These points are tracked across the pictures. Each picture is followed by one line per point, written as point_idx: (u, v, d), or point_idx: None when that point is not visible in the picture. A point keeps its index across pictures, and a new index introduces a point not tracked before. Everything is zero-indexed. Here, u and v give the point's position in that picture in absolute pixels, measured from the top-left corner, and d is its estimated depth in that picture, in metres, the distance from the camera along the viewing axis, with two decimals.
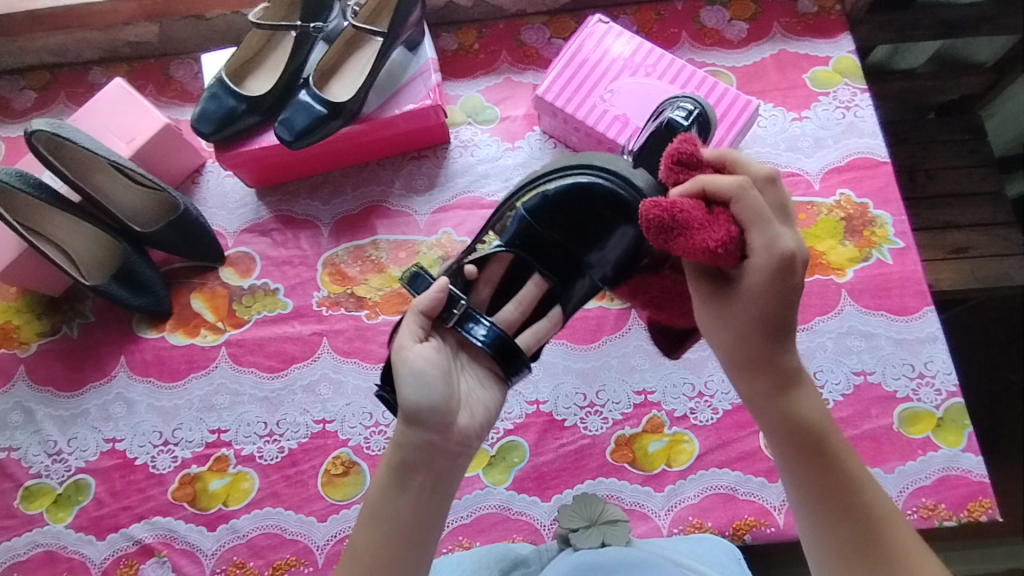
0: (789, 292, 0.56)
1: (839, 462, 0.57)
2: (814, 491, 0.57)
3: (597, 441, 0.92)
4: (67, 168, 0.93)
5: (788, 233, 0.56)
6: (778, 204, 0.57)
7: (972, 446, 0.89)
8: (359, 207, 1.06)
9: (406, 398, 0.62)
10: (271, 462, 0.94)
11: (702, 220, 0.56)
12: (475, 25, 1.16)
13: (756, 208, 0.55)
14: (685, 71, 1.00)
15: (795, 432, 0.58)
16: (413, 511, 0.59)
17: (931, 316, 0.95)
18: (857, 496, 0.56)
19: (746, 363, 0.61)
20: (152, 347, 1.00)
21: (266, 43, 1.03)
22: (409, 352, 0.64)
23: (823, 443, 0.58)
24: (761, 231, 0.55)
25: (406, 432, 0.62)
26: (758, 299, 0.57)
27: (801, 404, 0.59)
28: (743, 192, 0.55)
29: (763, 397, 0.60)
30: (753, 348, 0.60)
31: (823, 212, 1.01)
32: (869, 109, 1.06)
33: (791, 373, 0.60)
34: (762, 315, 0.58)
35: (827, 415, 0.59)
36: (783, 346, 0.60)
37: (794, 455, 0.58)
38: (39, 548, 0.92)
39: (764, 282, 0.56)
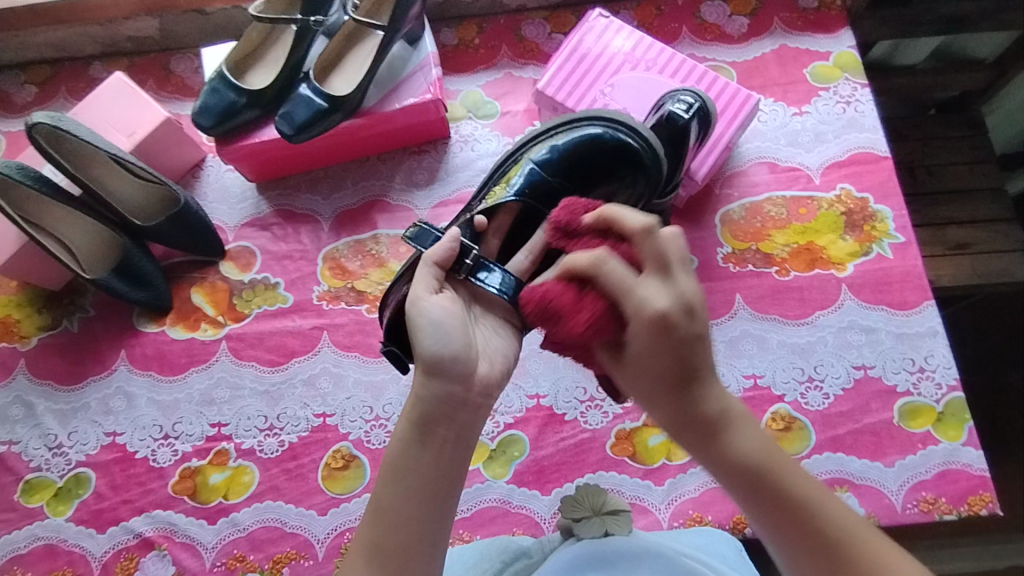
0: (687, 337, 0.53)
1: (791, 490, 0.51)
2: (777, 528, 0.51)
3: (597, 435, 0.92)
4: (68, 161, 0.93)
5: (664, 290, 0.54)
6: (658, 259, 0.55)
7: (972, 440, 0.89)
8: (359, 201, 1.06)
9: (425, 348, 0.60)
10: (271, 456, 0.94)
11: (570, 305, 0.58)
12: (476, 20, 1.16)
13: (617, 279, 0.55)
14: (686, 65, 1.00)
15: (737, 474, 0.52)
16: (440, 463, 0.57)
17: (932, 311, 0.95)
18: (819, 523, 0.49)
19: (671, 420, 0.54)
20: (152, 341, 1.00)
21: (266, 37, 1.03)
22: (424, 300, 0.62)
23: (769, 475, 0.51)
24: (627, 303, 0.54)
25: (426, 383, 0.59)
26: (648, 356, 0.54)
27: (736, 442, 0.52)
28: (603, 264, 0.56)
29: (696, 451, 0.54)
30: (667, 401, 0.54)
31: (824, 207, 1.01)
32: (870, 104, 1.06)
33: (722, 408, 0.53)
34: (663, 372, 0.53)
35: (767, 441, 0.53)
36: (703, 386, 0.53)
37: (743, 496, 0.52)
38: (39, 541, 0.92)
39: (646, 344, 0.53)
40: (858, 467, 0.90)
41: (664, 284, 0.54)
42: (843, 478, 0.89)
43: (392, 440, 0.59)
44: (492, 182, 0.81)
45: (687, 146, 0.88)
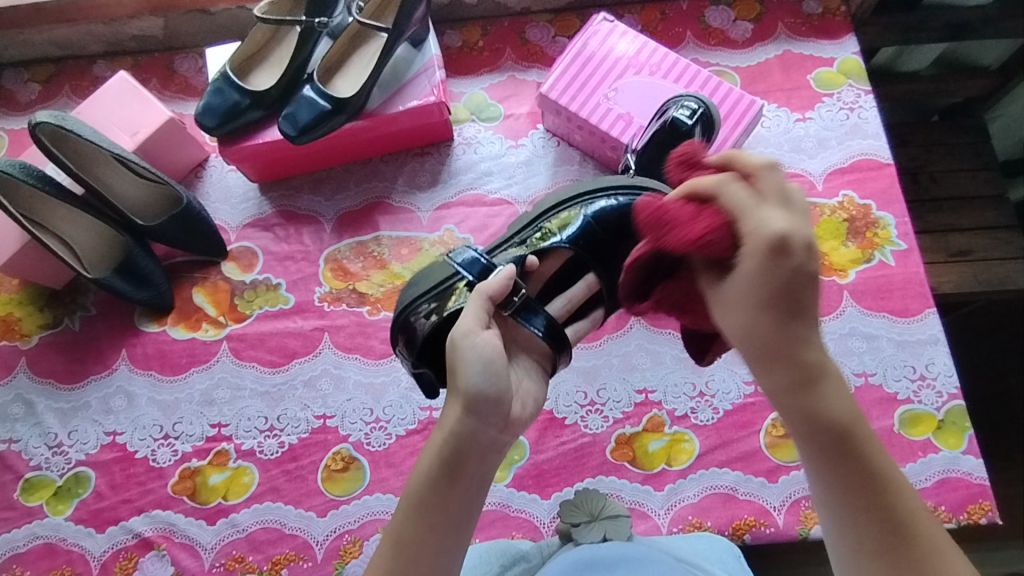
0: (804, 270, 0.49)
1: (870, 461, 0.49)
2: (842, 496, 0.49)
3: (598, 440, 0.92)
4: (72, 160, 0.93)
5: (786, 216, 0.50)
6: (778, 187, 0.52)
7: (972, 448, 0.89)
8: (361, 203, 1.06)
9: (469, 386, 0.58)
10: (271, 457, 0.94)
11: (687, 216, 0.55)
12: (480, 22, 1.16)
13: (734, 203, 0.52)
14: (690, 70, 1.00)
15: (822, 430, 0.50)
16: (465, 503, 0.56)
17: (933, 318, 0.95)
18: (887, 501, 0.48)
19: (763, 355, 0.51)
20: (153, 340, 1.00)
21: (271, 37, 1.03)
22: (474, 337, 0.59)
23: (856, 440, 0.49)
24: (749, 220, 0.51)
25: (465, 421, 0.57)
26: (758, 283, 0.50)
27: (833, 396, 0.50)
28: (724, 186, 0.53)
29: (785, 395, 0.51)
30: (769, 332, 0.50)
31: (826, 213, 1.01)
32: (873, 111, 1.06)
33: (818, 355, 0.51)
34: (771, 299, 0.50)
35: (857, 406, 0.51)
36: (804, 327, 0.50)
37: (821, 455, 0.50)
38: (38, 540, 0.92)
39: (758, 266, 0.50)
40: None
41: (787, 213, 0.51)
42: None
43: (417, 473, 0.58)
44: (537, 224, 0.79)
45: (690, 152, 0.89)
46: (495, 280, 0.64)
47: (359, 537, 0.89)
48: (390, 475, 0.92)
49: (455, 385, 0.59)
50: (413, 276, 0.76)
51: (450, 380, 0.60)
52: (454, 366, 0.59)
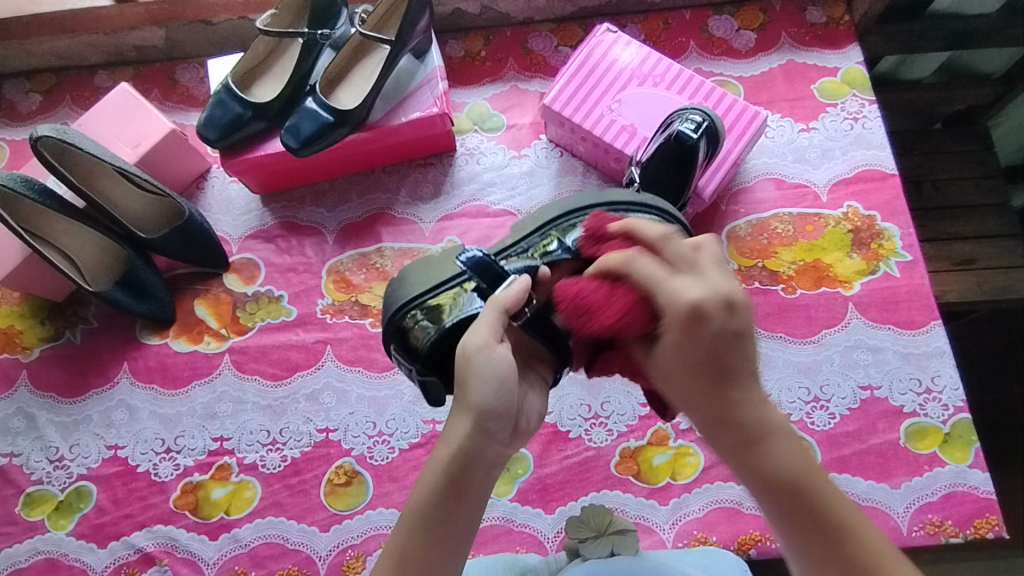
0: (722, 332, 0.52)
1: (828, 511, 0.49)
2: (802, 549, 0.50)
3: (602, 453, 0.92)
4: (74, 174, 0.93)
5: (698, 283, 0.54)
6: (688, 251, 0.56)
7: (979, 462, 0.89)
8: (364, 214, 1.06)
9: (481, 403, 0.56)
10: (273, 471, 0.93)
11: (601, 300, 0.59)
12: (482, 32, 1.15)
13: (649, 274, 0.56)
14: (694, 81, 1.00)
15: (771, 487, 0.51)
16: (468, 519, 0.56)
17: (939, 331, 0.95)
18: (848, 551, 0.48)
19: (710, 419, 0.54)
20: (155, 353, 1.00)
21: (273, 49, 1.02)
22: (490, 352, 0.57)
23: (808, 492, 0.50)
24: (662, 295, 0.55)
25: (472, 438, 0.56)
26: (680, 352, 0.54)
27: (775, 452, 0.51)
28: (631, 261, 0.58)
29: (733, 454, 0.53)
30: (704, 395, 0.53)
31: (831, 224, 1.01)
32: (877, 121, 1.05)
33: (759, 409, 0.52)
34: (699, 367, 0.53)
35: (809, 458, 0.51)
36: (736, 386, 0.53)
37: (777, 509, 0.51)
38: (40, 555, 0.91)
39: (676, 337, 0.54)
40: (864, 488, 0.89)
41: (700, 275, 0.55)
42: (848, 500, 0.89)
43: (422, 485, 0.57)
44: (545, 233, 0.75)
45: (695, 165, 0.88)
46: (508, 292, 0.61)
47: (362, 552, 0.89)
48: (393, 489, 0.91)
49: (465, 399, 0.57)
50: (409, 271, 0.74)
51: (459, 393, 0.58)
52: (465, 381, 0.57)
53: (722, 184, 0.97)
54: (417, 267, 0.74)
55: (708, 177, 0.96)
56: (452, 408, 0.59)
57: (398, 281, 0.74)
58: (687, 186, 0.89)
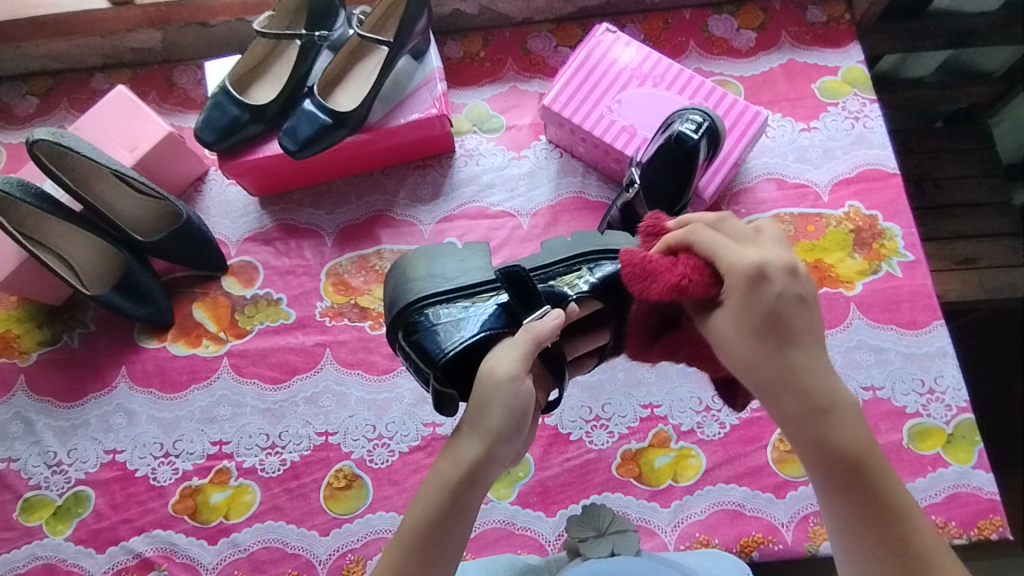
0: (786, 297, 0.51)
1: (883, 489, 0.50)
2: (854, 529, 0.50)
3: (603, 456, 0.91)
4: (70, 177, 0.92)
5: (761, 249, 0.53)
6: (748, 229, 0.55)
7: (982, 462, 0.88)
8: (363, 216, 1.05)
9: (499, 430, 0.56)
10: (272, 475, 0.93)
11: (664, 266, 0.56)
12: (481, 33, 1.15)
13: (710, 242, 0.54)
14: (693, 82, 0.99)
15: (831, 462, 0.50)
16: (461, 536, 0.56)
17: (941, 331, 0.94)
18: (899, 530, 0.49)
19: (772, 388, 0.52)
20: (153, 357, 0.99)
21: (270, 51, 1.02)
22: (515, 383, 0.57)
23: (865, 468, 0.50)
24: (722, 256, 0.53)
25: (482, 462, 0.56)
26: (743, 316, 0.52)
27: (842, 427, 0.50)
28: (695, 232, 0.55)
29: (795, 424, 0.51)
30: (766, 363, 0.51)
31: (832, 224, 1.00)
32: (879, 120, 1.05)
33: (823, 379, 0.51)
34: (766, 334, 0.51)
35: (869, 433, 0.51)
36: (801, 354, 0.51)
37: (833, 486, 0.51)
38: (38, 560, 0.91)
39: (744, 296, 0.52)
40: None
41: (761, 246, 0.54)
42: None
43: (423, 502, 0.57)
44: (572, 263, 0.73)
45: (696, 166, 0.87)
46: (547, 323, 0.61)
47: (362, 556, 0.88)
48: (393, 492, 0.91)
49: (481, 423, 0.57)
50: (417, 266, 0.72)
51: (476, 417, 0.57)
52: (486, 406, 0.57)
53: (721, 185, 0.96)
54: (431, 263, 0.72)
55: (708, 178, 0.96)
56: (463, 426, 0.58)
57: (410, 273, 0.72)
58: (686, 188, 0.89)
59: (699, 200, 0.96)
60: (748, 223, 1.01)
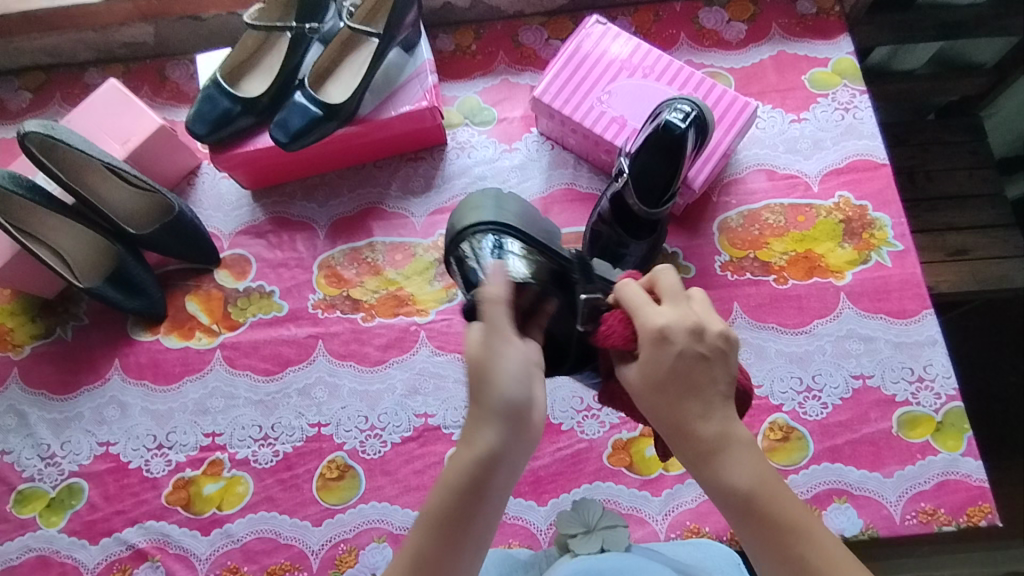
0: (687, 354, 0.54)
1: (780, 525, 0.52)
2: (759, 556, 0.53)
3: (594, 445, 0.92)
4: (63, 170, 0.92)
5: (670, 312, 0.56)
6: (672, 292, 0.58)
7: (972, 450, 0.89)
8: (356, 208, 1.05)
9: (510, 398, 0.54)
10: (265, 466, 0.93)
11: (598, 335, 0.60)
12: (472, 26, 1.15)
13: (628, 302, 0.58)
14: (683, 73, 1.00)
15: (726, 498, 0.53)
16: (492, 518, 0.55)
17: (931, 319, 0.95)
18: (802, 559, 0.51)
19: (673, 434, 0.55)
20: (146, 350, 0.99)
21: (261, 43, 1.02)
22: (507, 352, 0.55)
23: (761, 505, 0.52)
24: (636, 319, 0.57)
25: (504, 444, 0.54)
26: (647, 372, 0.55)
27: (734, 466, 0.53)
28: (624, 289, 0.59)
29: (691, 466, 0.55)
30: (664, 415, 0.55)
31: (822, 214, 1.01)
32: (869, 110, 1.05)
33: (713, 426, 0.54)
34: (666, 388, 0.54)
35: (763, 468, 0.53)
36: (699, 402, 0.54)
37: (733, 519, 0.54)
38: (32, 552, 0.91)
39: (646, 356, 0.55)
40: (857, 477, 0.89)
41: (674, 308, 0.57)
42: (841, 489, 0.89)
43: (442, 488, 0.55)
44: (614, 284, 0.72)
45: (685, 155, 0.87)
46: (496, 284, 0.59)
47: (354, 546, 0.89)
48: (386, 483, 0.91)
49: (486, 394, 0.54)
50: (490, 201, 0.82)
51: (481, 399, 0.55)
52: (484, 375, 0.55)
53: (712, 175, 0.96)
54: (503, 204, 0.82)
55: (698, 167, 0.96)
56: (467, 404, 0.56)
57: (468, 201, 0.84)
58: (676, 177, 0.89)
59: (689, 190, 0.96)
60: (738, 214, 1.02)
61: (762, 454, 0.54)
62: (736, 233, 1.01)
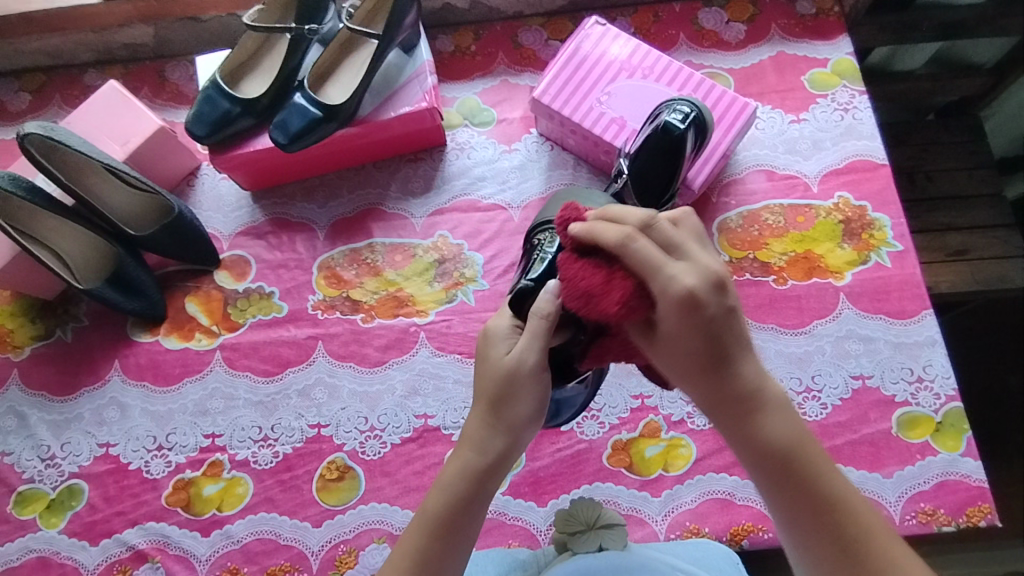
0: (718, 316, 0.50)
1: (817, 484, 0.52)
2: (795, 523, 0.52)
3: (594, 446, 0.92)
4: (62, 171, 0.92)
5: (692, 266, 0.50)
6: (677, 237, 0.52)
7: (971, 450, 0.89)
8: (355, 209, 1.05)
9: (526, 416, 0.59)
10: (265, 467, 0.93)
11: (600, 285, 0.53)
12: (472, 27, 1.15)
13: (644, 258, 0.50)
14: (682, 74, 1.00)
15: (764, 460, 0.53)
16: (482, 520, 0.59)
17: (930, 320, 0.95)
18: (841, 523, 0.51)
19: (711, 398, 0.54)
20: (146, 351, 0.99)
21: (261, 45, 1.02)
22: (533, 374, 0.58)
23: (800, 463, 0.52)
24: (654, 279, 0.50)
25: (508, 450, 0.59)
26: (680, 334, 0.51)
27: (774, 425, 0.53)
28: (631, 242, 0.51)
29: (728, 425, 0.54)
30: (701, 379, 0.53)
31: (822, 215, 1.01)
32: (868, 111, 1.05)
33: (752, 384, 0.53)
34: (698, 354, 0.52)
35: (801, 426, 0.53)
36: (733, 365, 0.53)
37: (770, 482, 0.53)
38: (32, 553, 0.91)
39: (678, 322, 0.50)
40: (857, 478, 0.89)
41: (691, 258, 0.51)
42: None
43: (444, 493, 0.58)
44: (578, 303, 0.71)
45: (684, 156, 0.88)
46: (549, 297, 0.57)
47: (354, 547, 0.89)
48: (385, 483, 0.91)
49: (508, 412, 0.58)
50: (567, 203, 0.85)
51: (500, 407, 0.58)
52: (513, 395, 0.58)
53: (711, 175, 0.96)
54: (587, 202, 0.85)
55: (698, 168, 0.96)
56: (482, 417, 0.59)
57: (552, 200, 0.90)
58: (676, 178, 0.89)
59: (688, 191, 0.96)
60: (738, 215, 1.02)
61: (796, 412, 0.54)
62: (735, 234, 1.01)
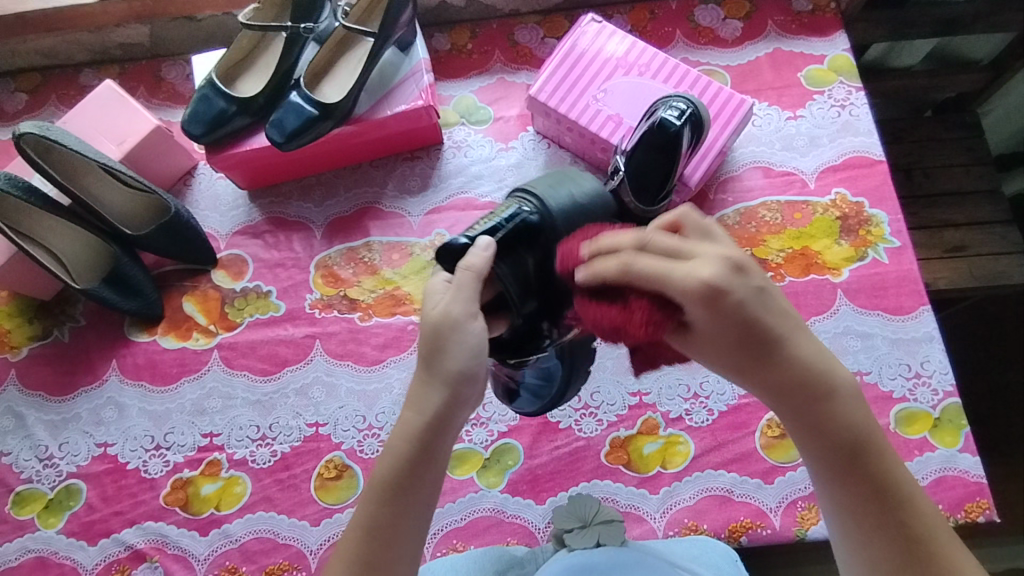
0: (753, 301, 0.50)
1: (877, 473, 0.52)
2: (852, 514, 0.52)
3: (592, 443, 0.92)
4: (57, 170, 0.92)
5: (708, 259, 0.50)
6: (679, 242, 0.52)
7: (969, 446, 0.89)
8: (352, 208, 1.05)
9: (461, 371, 0.56)
10: (263, 466, 0.93)
11: (619, 316, 0.53)
12: (468, 25, 1.15)
13: (652, 273, 0.51)
14: (679, 71, 1.00)
15: (827, 450, 0.53)
16: (436, 486, 0.57)
17: (928, 316, 0.95)
18: (899, 515, 0.51)
19: (773, 390, 0.53)
20: (144, 350, 0.99)
21: (257, 43, 1.02)
22: (466, 322, 0.56)
23: (863, 451, 0.52)
24: (670, 287, 0.50)
25: (447, 406, 0.56)
26: (718, 330, 0.51)
27: (838, 412, 0.52)
28: (632, 264, 0.52)
29: (790, 414, 0.53)
30: (756, 372, 0.52)
31: (819, 211, 1.01)
32: (865, 107, 1.05)
33: (814, 367, 0.52)
34: (743, 347, 0.51)
35: (867, 415, 0.53)
36: (786, 351, 0.52)
37: (831, 470, 0.53)
38: (30, 553, 0.91)
39: (712, 322, 0.51)
40: None
41: (701, 255, 0.51)
42: None
43: (391, 458, 0.57)
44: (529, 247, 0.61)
45: (680, 153, 0.88)
46: (480, 254, 0.57)
47: None
48: None
49: (439, 366, 0.56)
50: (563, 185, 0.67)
51: (432, 362, 0.56)
52: (441, 349, 0.56)
53: (708, 172, 0.97)
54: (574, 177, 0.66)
55: (694, 165, 0.96)
56: (421, 376, 0.57)
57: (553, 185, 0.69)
58: (672, 174, 0.89)
59: (685, 188, 0.96)
60: (735, 212, 1.02)
61: (863, 400, 0.53)
62: (733, 231, 1.01)
